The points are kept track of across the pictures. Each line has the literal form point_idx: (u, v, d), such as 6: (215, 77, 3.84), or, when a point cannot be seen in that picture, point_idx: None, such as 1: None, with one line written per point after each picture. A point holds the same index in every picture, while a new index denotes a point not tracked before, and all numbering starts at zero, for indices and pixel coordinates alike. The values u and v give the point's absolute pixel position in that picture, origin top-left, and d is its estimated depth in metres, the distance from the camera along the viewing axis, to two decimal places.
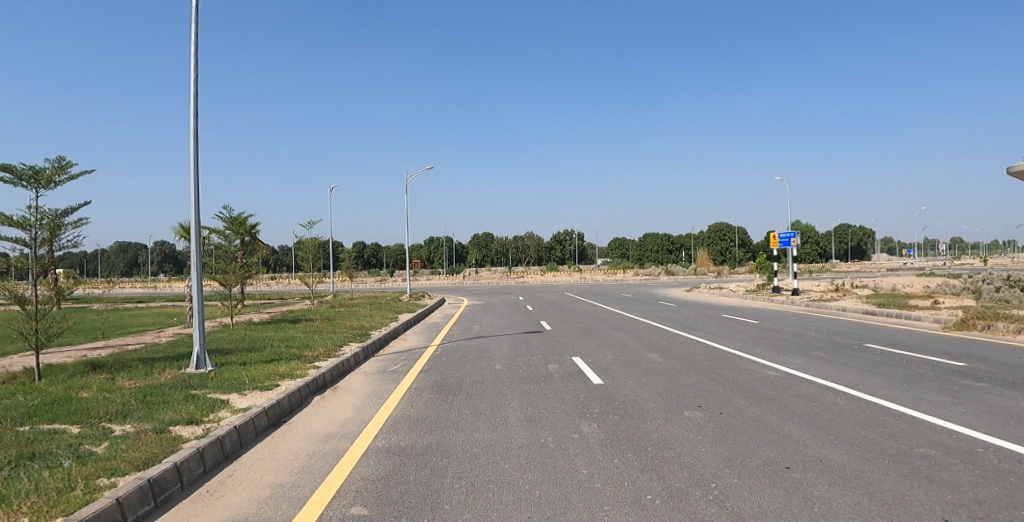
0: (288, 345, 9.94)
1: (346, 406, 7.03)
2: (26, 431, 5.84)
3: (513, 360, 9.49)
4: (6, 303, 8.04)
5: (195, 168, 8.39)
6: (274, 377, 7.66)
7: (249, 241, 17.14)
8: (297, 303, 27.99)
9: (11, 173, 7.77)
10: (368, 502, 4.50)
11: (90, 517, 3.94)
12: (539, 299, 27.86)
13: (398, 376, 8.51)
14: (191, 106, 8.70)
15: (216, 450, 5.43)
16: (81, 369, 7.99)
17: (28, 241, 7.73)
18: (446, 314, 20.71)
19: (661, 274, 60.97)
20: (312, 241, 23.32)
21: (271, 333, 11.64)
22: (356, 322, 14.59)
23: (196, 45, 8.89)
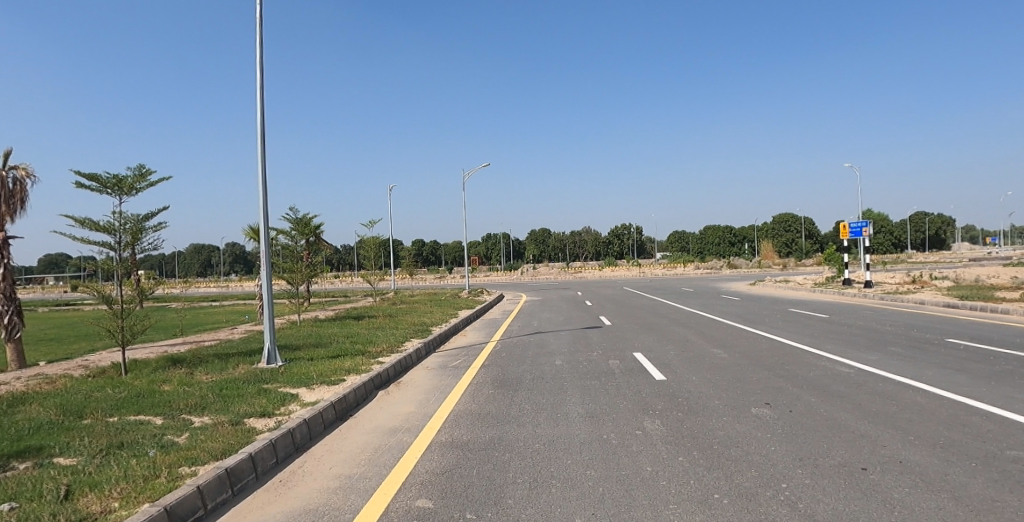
0: (353, 341, 10.22)
1: (410, 400, 7.15)
2: (115, 422, 6.34)
3: (573, 356, 9.40)
4: (95, 303, 8.49)
5: (263, 173, 8.71)
6: (340, 371, 7.87)
7: (314, 241, 17.64)
8: (360, 300, 28.70)
9: (97, 182, 8.30)
10: (433, 495, 4.60)
11: (174, 501, 4.40)
12: (597, 294, 27.50)
13: (460, 372, 8.59)
14: (257, 112, 9.05)
15: (287, 441, 5.66)
16: (162, 364, 8.46)
17: (113, 245, 8.17)
18: (505, 310, 20.77)
19: (724, 268, 59.15)
20: (372, 240, 23.92)
21: (336, 330, 12.00)
22: (417, 318, 14.85)
23: (260, 54, 9.23)
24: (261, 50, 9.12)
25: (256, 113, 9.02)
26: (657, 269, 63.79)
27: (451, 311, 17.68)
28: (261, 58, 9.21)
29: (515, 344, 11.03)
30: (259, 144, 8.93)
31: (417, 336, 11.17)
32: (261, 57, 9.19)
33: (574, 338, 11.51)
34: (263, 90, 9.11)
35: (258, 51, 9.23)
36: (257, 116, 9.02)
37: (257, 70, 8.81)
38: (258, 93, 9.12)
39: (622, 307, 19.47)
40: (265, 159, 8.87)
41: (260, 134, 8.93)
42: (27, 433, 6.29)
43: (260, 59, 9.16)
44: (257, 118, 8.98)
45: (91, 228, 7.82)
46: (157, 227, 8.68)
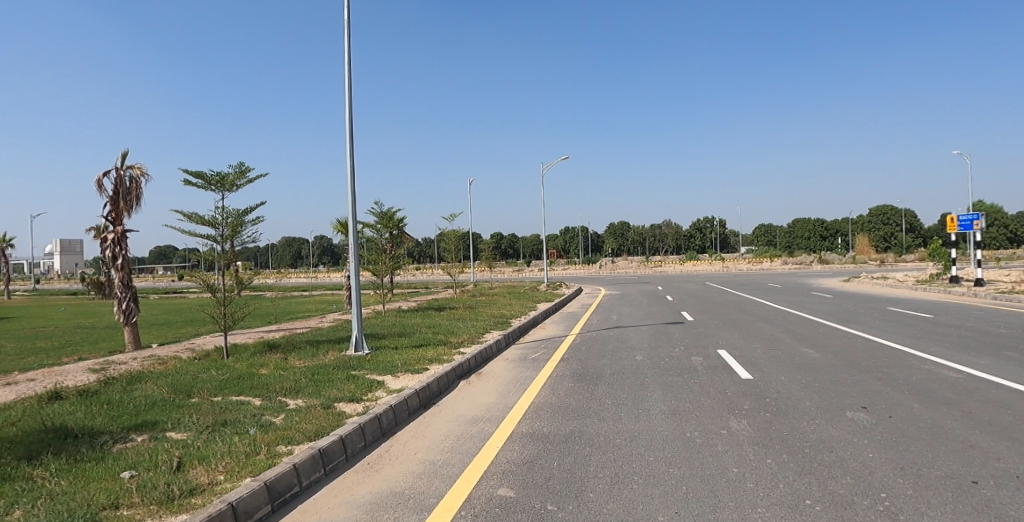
0: (435, 332, 10.50)
1: (490, 391, 7.26)
2: (220, 401, 6.82)
3: (654, 352, 9.22)
4: (201, 291, 9.15)
5: (352, 169, 9.06)
6: (423, 361, 8.11)
7: (397, 234, 18.22)
8: (442, 291, 29.46)
9: (203, 180, 8.94)
10: (514, 485, 4.65)
11: (273, 477, 4.75)
12: (677, 289, 26.80)
13: (539, 364, 8.64)
14: (346, 110, 9.42)
15: (375, 426, 5.91)
16: (259, 349, 9.03)
17: (216, 237, 8.77)
18: (583, 303, 20.66)
19: (813, 263, 56.05)
20: (452, 234, 24.42)
21: (418, 320, 12.38)
22: (496, 310, 15.08)
23: (349, 54, 9.57)
24: (350, 50, 9.44)
25: (345, 112, 9.38)
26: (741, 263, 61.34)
27: (529, 304, 17.79)
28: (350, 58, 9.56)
29: (594, 338, 10.96)
30: (348, 141, 9.30)
31: (496, 328, 11.33)
32: (350, 57, 9.52)
33: (654, 333, 11.29)
34: (352, 89, 9.45)
35: (348, 51, 9.57)
36: (346, 114, 9.38)
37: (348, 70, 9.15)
38: (347, 92, 9.48)
39: (704, 302, 18.90)
40: (354, 155, 9.22)
41: (349, 131, 9.29)
42: (144, 409, 6.91)
43: (349, 59, 9.49)
44: (346, 116, 9.35)
45: (197, 222, 8.43)
46: (255, 221, 9.22)
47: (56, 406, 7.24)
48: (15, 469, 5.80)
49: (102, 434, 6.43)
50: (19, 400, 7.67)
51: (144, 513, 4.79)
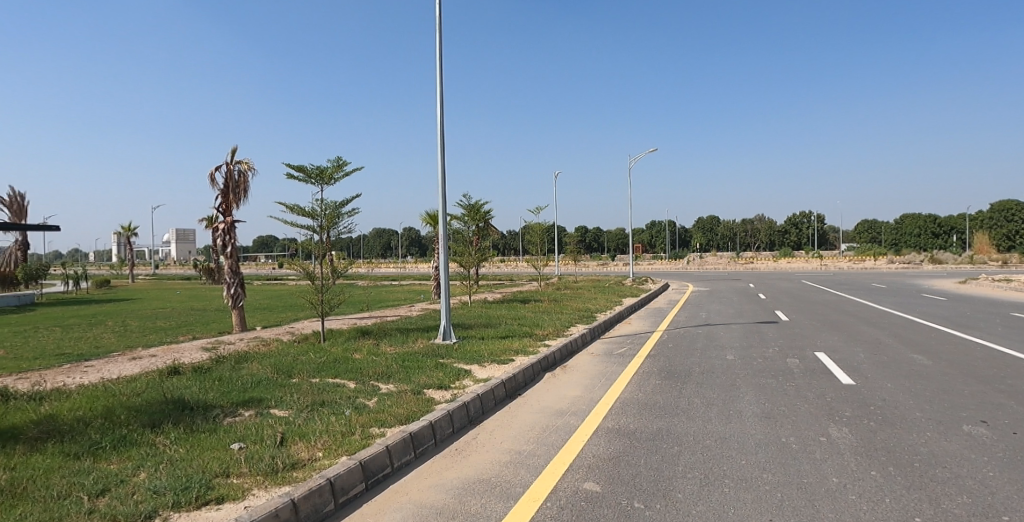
0: (520, 324, 10.64)
1: (575, 384, 7.27)
2: (318, 382, 7.25)
3: (746, 352, 8.89)
4: (301, 279, 9.72)
5: (443, 162, 9.30)
6: (508, 352, 8.24)
7: (484, 227, 18.56)
8: (525, 284, 29.69)
9: (304, 173, 9.47)
10: (600, 479, 4.64)
11: (367, 457, 4.99)
12: (770, 288, 25.59)
13: (624, 360, 8.55)
14: (437, 105, 9.66)
15: (463, 413, 6.08)
16: (353, 334, 9.51)
17: (315, 228, 9.27)
18: (670, 300, 20.18)
19: (926, 263, 51.90)
20: (537, 227, 24.58)
21: (504, 312, 12.58)
22: (580, 304, 15.04)
23: (439, 50, 9.82)
24: (441, 47, 9.67)
25: (437, 106, 9.63)
26: (843, 262, 57.50)
27: (614, 298, 17.61)
28: (440, 54, 9.80)
29: (682, 335, 10.71)
30: (439, 135, 9.56)
31: (581, 322, 11.32)
32: (441, 53, 9.75)
33: (745, 332, 10.89)
34: (443, 84, 9.69)
35: (438, 47, 9.81)
36: (437, 109, 9.63)
37: (439, 67, 9.39)
38: (438, 88, 9.74)
39: (801, 302, 17.94)
40: (445, 149, 9.46)
41: (439, 126, 9.54)
42: (250, 386, 7.46)
43: (440, 55, 9.73)
44: (437, 111, 9.59)
45: (299, 212, 8.94)
46: (351, 212, 9.66)
47: (175, 380, 7.95)
48: (142, 435, 6.44)
49: (214, 408, 7.00)
50: (143, 373, 8.48)
51: (252, 483, 5.18)
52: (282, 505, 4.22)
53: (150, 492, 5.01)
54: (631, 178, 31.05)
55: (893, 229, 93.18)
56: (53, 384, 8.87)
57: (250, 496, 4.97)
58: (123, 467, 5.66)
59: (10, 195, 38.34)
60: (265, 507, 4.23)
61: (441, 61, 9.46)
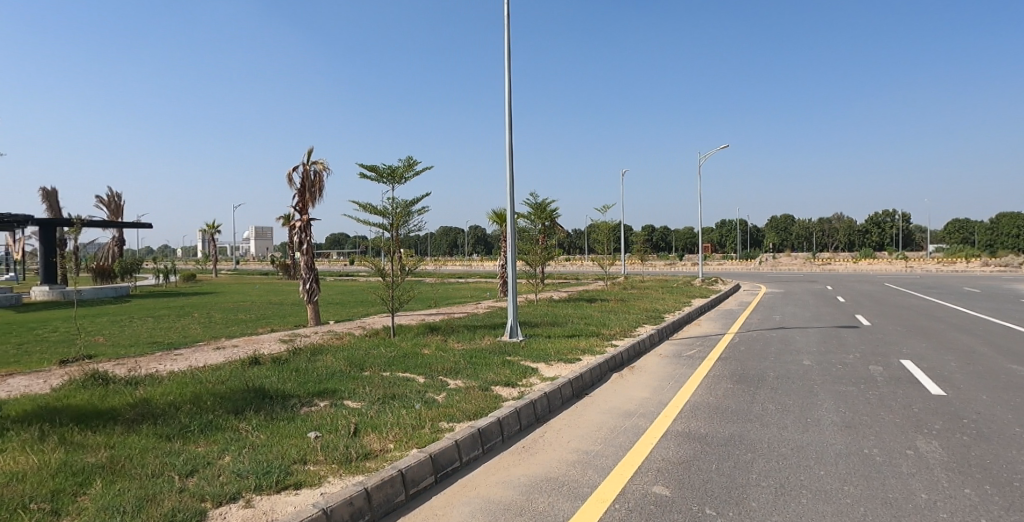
0: (587, 323, 10.62)
1: (643, 385, 7.20)
2: (389, 376, 7.49)
3: (824, 358, 8.53)
4: (373, 275, 10.04)
5: (511, 161, 9.39)
6: (575, 351, 8.25)
7: (550, 225, 18.60)
8: (591, 283, 29.45)
9: (377, 172, 9.78)
10: (670, 484, 4.59)
11: (437, 451, 5.13)
12: (850, 291, 24.32)
13: (694, 362, 8.39)
14: (505, 104, 9.76)
15: (530, 411, 6.15)
16: (422, 330, 9.76)
17: (387, 226, 9.56)
18: (742, 301, 19.58)
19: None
20: (604, 225, 24.42)
21: (570, 311, 12.58)
22: (648, 304, 14.82)
23: (507, 51, 9.93)
24: (509, 47, 9.75)
25: (504, 105, 9.73)
26: (934, 263, 54.11)
27: (682, 299, 17.26)
28: (508, 54, 9.92)
29: (755, 338, 10.39)
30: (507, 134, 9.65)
31: (649, 322, 11.18)
32: (508, 53, 9.86)
33: (824, 337, 10.44)
34: (511, 84, 9.78)
35: (506, 47, 9.91)
36: (505, 108, 9.72)
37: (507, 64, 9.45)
38: (506, 88, 9.85)
39: (884, 305, 16.98)
40: (513, 148, 9.54)
41: (507, 125, 9.63)
42: (325, 378, 7.79)
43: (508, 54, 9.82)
44: (505, 110, 9.69)
45: (371, 211, 9.25)
46: (421, 210, 9.90)
47: (255, 370, 8.41)
48: (227, 421, 6.85)
49: (292, 398, 7.36)
50: (227, 362, 9.01)
51: (327, 471, 5.42)
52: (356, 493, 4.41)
53: (235, 474, 5.33)
54: (700, 174, 30.21)
55: (990, 229, 86.04)
56: (147, 370, 9.57)
57: (326, 483, 5.20)
58: (210, 450, 6.04)
59: (110, 195, 41.60)
60: (341, 494, 4.43)
61: (509, 60, 9.55)
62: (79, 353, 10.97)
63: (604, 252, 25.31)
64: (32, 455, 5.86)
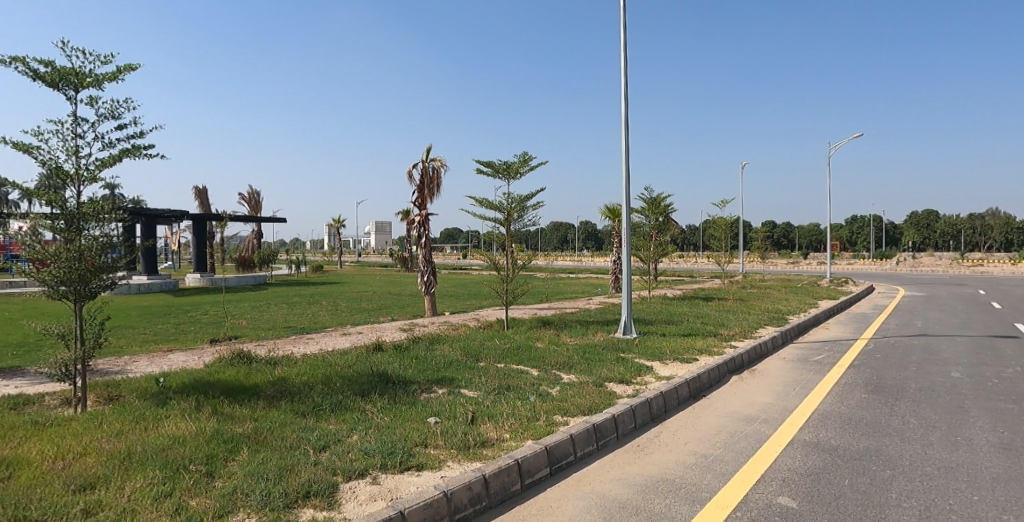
0: (704, 322, 10.36)
1: (765, 390, 6.95)
2: (503, 368, 7.79)
3: (978, 370, 7.75)
4: (489, 269, 10.39)
5: (627, 157, 9.33)
6: (692, 350, 8.11)
7: (664, 221, 18.25)
8: (706, 281, 28.38)
9: (493, 168, 10.09)
10: (797, 495, 4.44)
11: (552, 443, 5.29)
12: (1010, 296, 21.62)
13: (821, 368, 7.96)
14: (621, 98, 9.72)
15: (645, 410, 6.16)
16: (535, 324, 10.01)
17: (502, 220, 9.86)
18: (877, 305, 18.08)
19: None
20: (723, 221, 23.50)
21: (686, 309, 12.31)
22: (769, 305, 14.11)
23: (624, 44, 9.91)
24: (626, 40, 9.71)
25: (621, 99, 9.70)
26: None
27: (808, 300, 16.25)
28: (625, 48, 9.89)
29: (893, 345, 9.63)
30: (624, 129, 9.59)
31: (772, 323, 10.70)
32: (625, 46, 9.82)
33: (977, 347, 9.46)
34: (627, 77, 9.73)
35: (623, 41, 9.87)
36: (621, 102, 9.68)
37: (625, 61, 9.38)
38: (622, 81, 9.83)
39: None
40: (629, 144, 9.47)
41: (623, 119, 9.60)
42: (443, 366, 8.22)
43: (626, 48, 9.76)
44: (621, 103, 9.66)
45: (488, 205, 9.59)
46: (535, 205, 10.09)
47: (379, 356, 9.03)
48: (354, 402, 7.42)
49: (412, 383, 7.83)
50: (353, 348, 9.74)
51: (447, 455, 5.74)
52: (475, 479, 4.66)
53: (363, 452, 5.79)
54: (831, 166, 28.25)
55: None
56: (284, 351, 10.58)
57: (446, 467, 5.51)
58: (341, 428, 6.59)
59: (251, 192, 45.98)
60: (461, 479, 4.70)
61: (626, 53, 9.50)
62: (226, 334, 12.31)
63: (720, 249, 24.37)
64: (191, 422, 6.69)
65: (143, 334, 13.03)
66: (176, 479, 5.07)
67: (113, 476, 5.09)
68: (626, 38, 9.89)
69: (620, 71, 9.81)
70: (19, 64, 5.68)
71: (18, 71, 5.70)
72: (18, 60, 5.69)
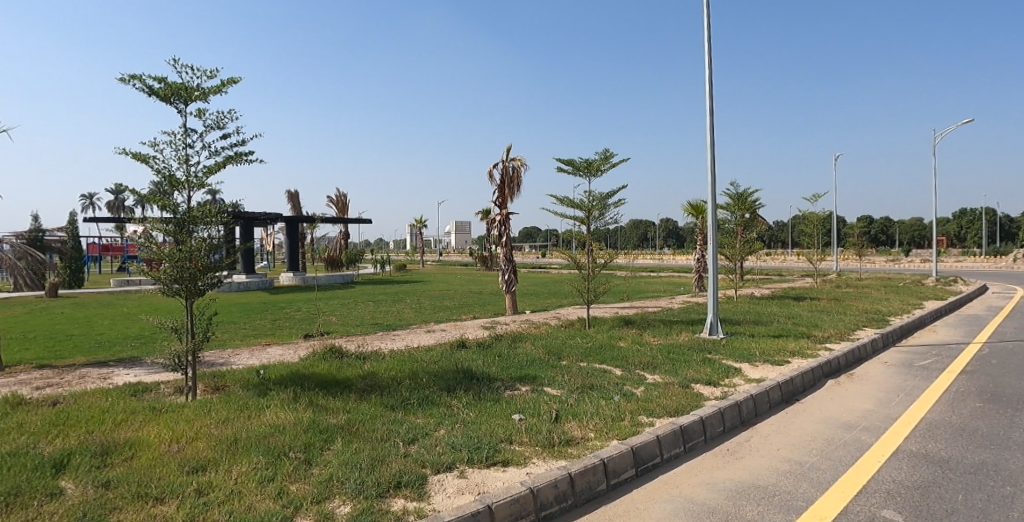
0: (796, 323, 9.99)
1: (865, 396, 6.65)
2: (586, 367, 7.87)
3: None
4: (570, 267, 10.45)
5: (711, 154, 9.12)
6: (783, 352, 7.87)
7: (750, 218, 17.65)
8: (797, 280, 27.07)
9: (574, 166, 10.15)
10: (903, 509, 4.25)
11: (638, 444, 5.32)
12: None
13: (929, 374, 7.49)
14: (706, 93, 9.56)
15: (734, 413, 6.06)
16: (617, 323, 10.01)
17: (583, 218, 9.91)
18: (992, 306, 16.67)
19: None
20: (815, 216, 22.40)
21: (775, 309, 11.88)
22: (868, 305, 13.30)
23: (709, 39, 9.77)
24: (711, 36, 9.57)
25: (706, 94, 9.55)
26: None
27: (912, 300, 15.22)
28: (710, 43, 9.74)
29: (1011, 350, 8.91)
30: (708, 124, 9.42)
31: (871, 325, 10.16)
32: (710, 41, 9.66)
33: None
34: (711, 73, 9.58)
35: (708, 36, 9.74)
36: (707, 97, 9.52)
37: (709, 56, 9.17)
38: (707, 77, 9.69)
39: None
40: (714, 140, 9.25)
41: (708, 114, 9.44)
42: (526, 364, 8.39)
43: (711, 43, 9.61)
44: (706, 99, 9.51)
45: (569, 204, 9.67)
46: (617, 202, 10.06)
47: (463, 353, 9.33)
48: (440, 397, 7.71)
49: (496, 380, 8.05)
50: (437, 344, 10.11)
51: (531, 452, 5.86)
52: (561, 477, 4.77)
53: (450, 446, 6.02)
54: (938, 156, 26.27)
55: None
56: (372, 346, 11.12)
57: (531, 464, 5.64)
58: (428, 422, 6.87)
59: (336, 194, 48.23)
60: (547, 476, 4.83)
61: (711, 47, 9.35)
62: (318, 329, 13.06)
63: (811, 245, 23.24)
64: (290, 412, 7.19)
65: (244, 329, 14.03)
66: (277, 465, 5.49)
67: (221, 460, 5.57)
68: (711, 34, 9.76)
69: (705, 66, 9.66)
70: (138, 80, 6.32)
71: (137, 87, 6.35)
72: (137, 78, 6.33)
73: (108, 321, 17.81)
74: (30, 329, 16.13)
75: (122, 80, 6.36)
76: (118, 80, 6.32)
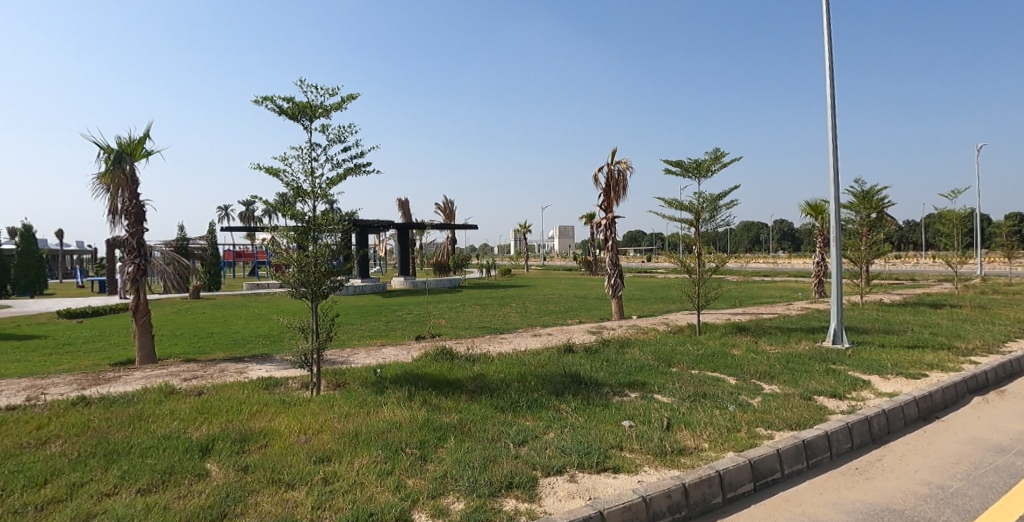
0: (933, 332, 9.20)
1: (1019, 416, 6.05)
2: (698, 375, 7.75)
3: None
4: (678, 271, 10.27)
5: (833, 151, 8.63)
6: (919, 364, 7.32)
7: (878, 218, 16.38)
8: (935, 285, 24.63)
9: (682, 167, 9.97)
10: None
11: (756, 457, 5.19)
12: None
13: None
14: (828, 85, 9.08)
15: (863, 429, 5.75)
16: (729, 330, 9.73)
17: (692, 220, 9.73)
18: None
19: None
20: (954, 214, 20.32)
21: (909, 317, 10.97)
22: (1023, 314, 11.90)
23: (830, 32, 9.32)
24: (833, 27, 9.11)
25: (827, 88, 9.09)
26: None
27: None
28: (831, 35, 9.28)
29: None
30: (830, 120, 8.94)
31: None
32: (832, 32, 9.20)
33: None
34: (833, 66, 9.12)
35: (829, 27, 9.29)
36: (828, 89, 9.04)
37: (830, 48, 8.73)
38: (829, 71, 9.22)
39: None
40: (836, 138, 8.75)
41: (829, 109, 8.98)
42: (635, 371, 8.39)
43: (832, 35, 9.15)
44: (827, 93, 9.04)
45: (678, 206, 9.53)
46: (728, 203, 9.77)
47: (571, 357, 9.48)
48: (549, 401, 7.90)
49: (605, 385, 8.11)
50: (544, 348, 10.33)
51: (643, 460, 5.88)
52: (675, 487, 4.77)
53: (560, 450, 6.17)
54: None
55: None
56: (480, 349, 11.56)
57: (643, 471, 5.67)
58: (538, 425, 7.08)
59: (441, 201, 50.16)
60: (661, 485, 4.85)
61: (833, 39, 8.90)
62: (428, 332, 13.76)
63: (950, 247, 21.10)
64: (406, 410, 7.68)
65: (361, 331, 15.04)
66: (395, 460, 5.92)
67: (343, 452, 6.10)
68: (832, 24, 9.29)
69: (826, 60, 9.22)
70: (270, 101, 6.96)
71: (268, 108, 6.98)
72: (268, 99, 6.94)
73: (243, 320, 19.78)
74: (180, 327, 18.29)
75: (254, 101, 6.99)
76: (252, 101, 6.94)
